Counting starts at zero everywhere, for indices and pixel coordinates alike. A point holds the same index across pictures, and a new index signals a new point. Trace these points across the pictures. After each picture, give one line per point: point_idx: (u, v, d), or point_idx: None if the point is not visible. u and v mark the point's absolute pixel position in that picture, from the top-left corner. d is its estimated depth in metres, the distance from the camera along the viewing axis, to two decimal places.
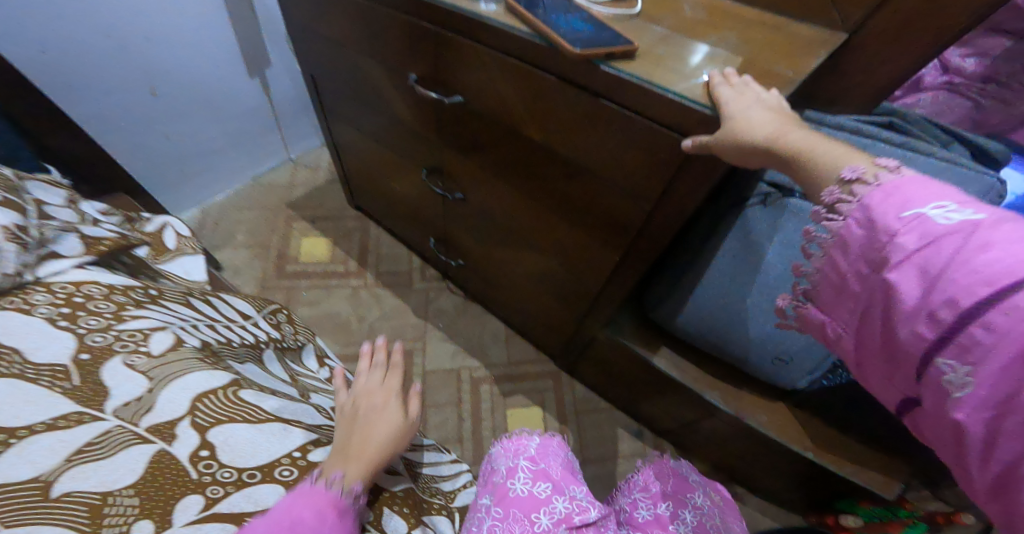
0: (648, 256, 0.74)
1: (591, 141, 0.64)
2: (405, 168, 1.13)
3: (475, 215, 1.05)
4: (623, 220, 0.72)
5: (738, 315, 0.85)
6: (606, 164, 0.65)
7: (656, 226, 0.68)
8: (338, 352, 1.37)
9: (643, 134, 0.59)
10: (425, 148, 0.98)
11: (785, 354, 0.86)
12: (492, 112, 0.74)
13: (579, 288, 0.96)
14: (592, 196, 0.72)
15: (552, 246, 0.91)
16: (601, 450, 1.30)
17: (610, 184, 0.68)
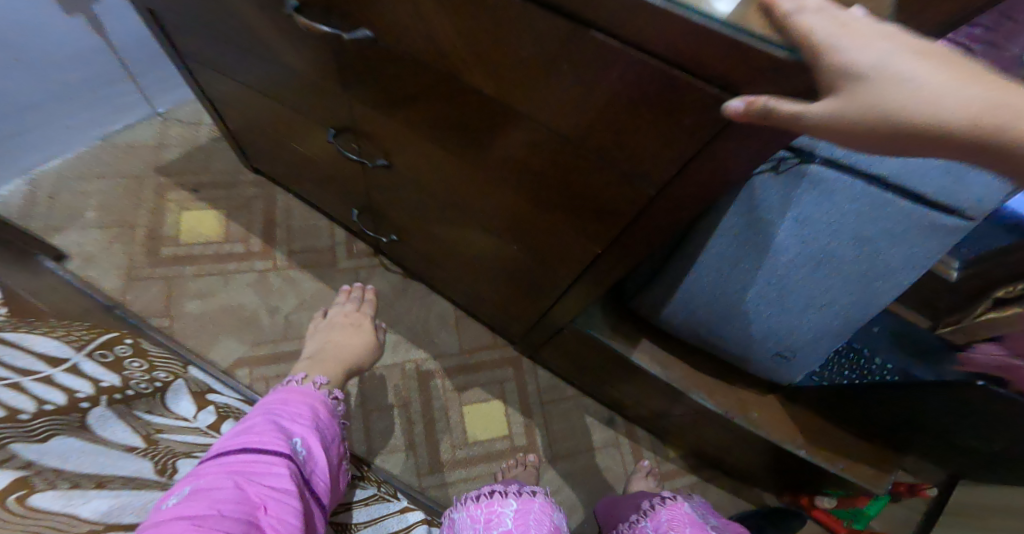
0: (645, 247, 0.56)
1: (574, 94, 0.43)
2: (306, 126, 0.86)
3: (406, 189, 0.82)
4: (613, 202, 0.52)
5: (737, 306, 0.70)
6: (594, 126, 0.44)
7: (659, 210, 0.49)
8: (243, 353, 1.13)
9: (656, 84, 0.38)
10: (328, 101, 0.72)
11: (787, 349, 0.72)
12: (418, 53, 0.50)
13: (546, 277, 0.76)
14: (570, 167, 0.51)
15: (510, 226, 0.70)
16: (570, 443, 1.15)
17: (597, 155, 0.47)
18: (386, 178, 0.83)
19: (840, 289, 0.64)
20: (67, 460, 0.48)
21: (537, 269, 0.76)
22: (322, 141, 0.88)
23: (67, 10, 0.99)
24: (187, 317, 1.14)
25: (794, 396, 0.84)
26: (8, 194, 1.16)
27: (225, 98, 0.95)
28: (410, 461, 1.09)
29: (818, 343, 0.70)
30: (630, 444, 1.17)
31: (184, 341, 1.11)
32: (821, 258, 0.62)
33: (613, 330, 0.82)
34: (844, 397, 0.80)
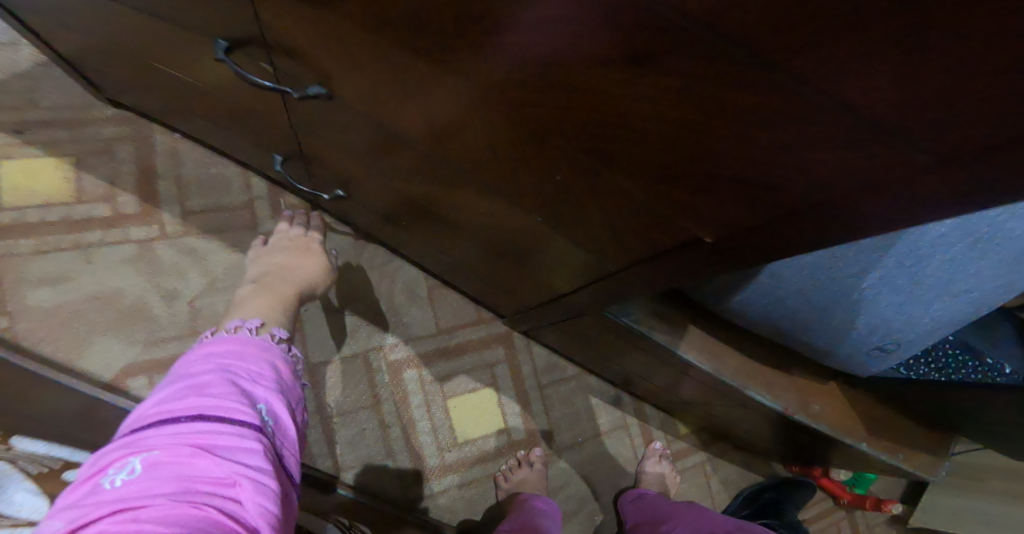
0: (791, 247, 0.33)
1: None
2: (170, 31, 0.53)
3: (351, 132, 0.54)
4: (768, 169, 0.27)
5: (838, 291, 0.50)
6: (826, 29, 0.18)
7: (880, 196, 0.25)
8: (129, 355, 0.83)
9: None
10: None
11: (892, 342, 0.54)
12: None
13: (574, 258, 0.53)
14: (698, 108, 0.25)
15: (529, 190, 0.44)
16: (575, 431, 0.94)
17: (796, 88, 0.21)
18: (320, 114, 0.54)
19: (990, 279, 0.45)
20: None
21: (562, 248, 0.52)
22: (202, 55, 0.56)
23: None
24: (36, 314, 0.81)
25: (855, 383, 0.70)
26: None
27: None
28: (389, 473, 0.85)
29: (930, 340, 0.53)
30: (640, 424, 0.98)
31: (37, 348, 0.79)
32: (982, 236, 0.42)
33: (654, 316, 0.62)
34: (924, 387, 0.65)
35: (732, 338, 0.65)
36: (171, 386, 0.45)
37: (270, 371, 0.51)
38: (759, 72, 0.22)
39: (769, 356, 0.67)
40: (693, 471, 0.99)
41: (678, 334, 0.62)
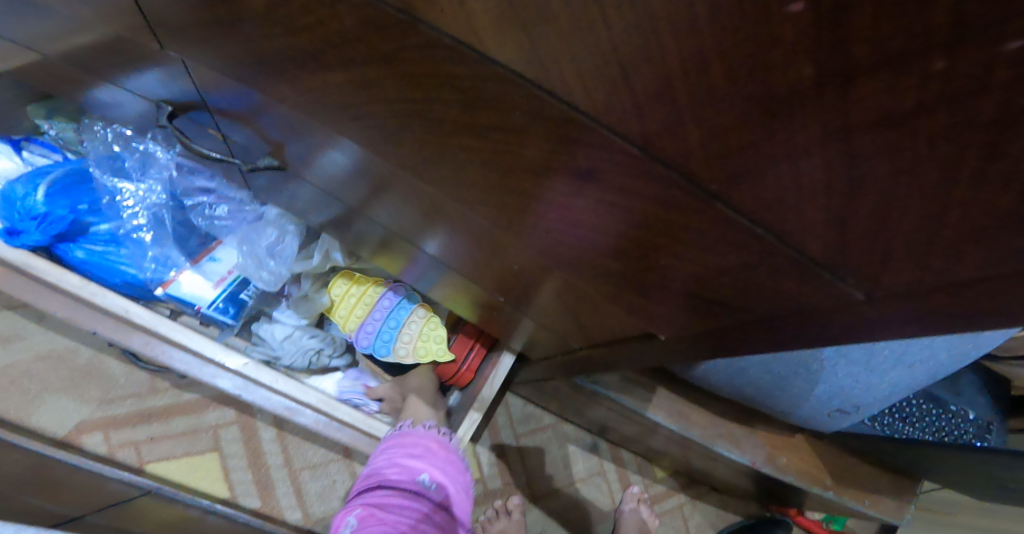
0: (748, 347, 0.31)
1: (733, 81, 0.16)
2: (119, 93, 0.52)
3: (312, 197, 0.54)
4: (724, 286, 0.26)
5: (798, 363, 0.49)
6: (758, 162, 0.18)
7: (827, 319, 0.24)
8: (85, 416, 0.80)
9: None
10: (147, 58, 0.40)
11: (850, 406, 0.54)
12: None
13: (538, 323, 0.52)
14: (638, 220, 0.25)
15: (488, 260, 0.43)
16: (551, 478, 0.92)
17: (728, 209, 0.21)
18: (274, 178, 0.52)
19: (942, 347, 0.46)
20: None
21: (525, 314, 0.51)
22: (152, 116, 0.54)
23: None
24: None
25: (827, 437, 0.69)
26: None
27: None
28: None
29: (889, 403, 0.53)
30: (619, 470, 0.95)
31: None
32: None
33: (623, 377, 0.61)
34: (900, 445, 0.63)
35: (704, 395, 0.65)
36: (383, 450, 0.62)
37: (422, 453, 0.62)
38: (694, 192, 0.21)
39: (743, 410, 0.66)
40: (672, 515, 0.97)
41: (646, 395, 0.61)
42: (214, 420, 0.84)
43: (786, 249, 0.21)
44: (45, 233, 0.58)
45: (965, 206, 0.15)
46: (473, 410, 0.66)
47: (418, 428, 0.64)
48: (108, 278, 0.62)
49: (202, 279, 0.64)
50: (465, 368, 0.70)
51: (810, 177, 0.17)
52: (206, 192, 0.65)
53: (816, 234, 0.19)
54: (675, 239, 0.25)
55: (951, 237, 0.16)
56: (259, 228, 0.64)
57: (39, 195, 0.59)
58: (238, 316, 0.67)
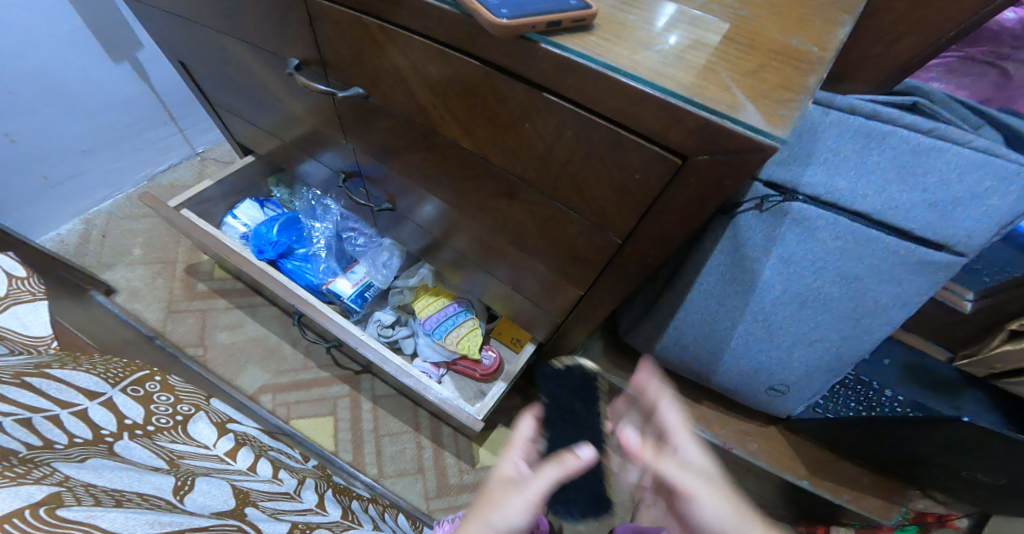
0: (604, 299, 0.60)
1: (524, 152, 0.45)
2: (318, 168, 0.93)
3: (410, 232, 0.88)
4: (581, 251, 0.53)
5: (723, 341, 0.71)
6: (549, 180, 0.46)
7: (616, 267, 0.51)
8: (268, 382, 1.21)
9: (592, 140, 0.39)
10: (338, 151, 0.81)
11: (780, 385, 0.74)
12: (398, 112, 0.56)
13: (538, 311, 0.81)
14: (537, 217, 0.53)
15: (499, 259, 0.74)
16: None
17: (553, 203, 0.49)
18: (390, 221, 0.89)
19: (829, 332, 0.64)
20: (100, 475, 0.51)
21: (531, 301, 0.80)
22: (333, 182, 0.95)
23: (112, 62, 1.21)
24: (219, 346, 1.23)
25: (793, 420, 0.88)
26: (65, 232, 1.37)
27: (256, 142, 1.08)
28: (418, 484, 1.14)
29: (801, 377, 0.71)
30: None
31: (215, 368, 1.21)
32: (808, 296, 0.63)
33: (611, 364, 0.89)
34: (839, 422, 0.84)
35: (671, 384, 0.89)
36: None
37: None
38: (541, 197, 0.49)
39: (699, 394, 0.90)
40: None
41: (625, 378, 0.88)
42: (336, 393, 1.22)
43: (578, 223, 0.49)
44: (274, 250, 1.01)
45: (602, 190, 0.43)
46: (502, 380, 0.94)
47: None
48: (300, 279, 1.03)
49: (347, 281, 1.01)
50: (489, 359, 1.03)
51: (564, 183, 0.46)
52: (354, 230, 1.04)
53: (581, 210, 0.46)
54: (548, 226, 0.53)
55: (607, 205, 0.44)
56: (379, 250, 1.03)
57: (274, 230, 1.02)
58: (362, 306, 1.01)
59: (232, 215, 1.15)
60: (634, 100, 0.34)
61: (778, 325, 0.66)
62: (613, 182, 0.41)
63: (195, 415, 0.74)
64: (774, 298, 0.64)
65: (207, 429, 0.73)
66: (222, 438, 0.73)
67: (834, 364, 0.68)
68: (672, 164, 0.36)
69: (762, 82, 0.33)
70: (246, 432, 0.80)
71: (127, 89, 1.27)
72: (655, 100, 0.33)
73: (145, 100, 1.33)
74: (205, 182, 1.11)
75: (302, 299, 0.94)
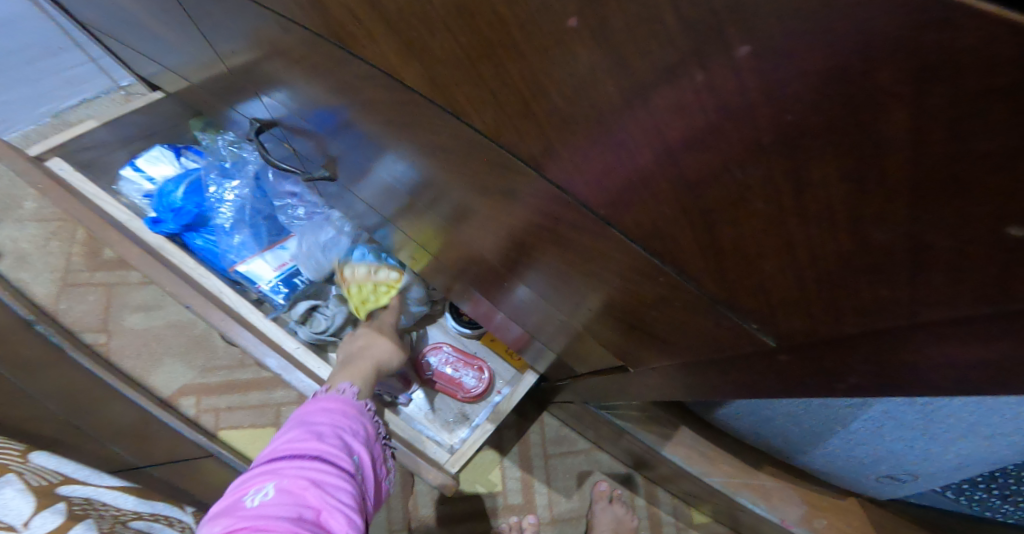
0: (675, 381, 0.34)
1: (573, 114, 0.17)
2: (240, 114, 0.66)
3: (364, 209, 0.60)
4: (663, 320, 0.26)
5: (835, 419, 0.45)
6: (632, 193, 0.19)
7: (740, 368, 0.24)
8: (190, 381, 0.95)
9: (849, 115, 0.11)
10: (251, 83, 0.51)
11: (905, 475, 0.49)
12: (297, 3, 0.26)
13: (549, 345, 0.56)
14: (571, 248, 0.27)
15: (495, 275, 0.47)
16: (575, 503, 0.98)
17: (622, 239, 0.22)
18: (336, 193, 0.62)
19: None
20: None
21: (543, 335, 0.54)
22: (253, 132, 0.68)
23: None
24: (128, 334, 0.97)
25: (885, 502, 0.64)
26: None
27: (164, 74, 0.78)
28: (379, 515, 0.92)
29: (946, 476, 0.46)
30: (649, 507, 1.00)
31: (123, 363, 0.94)
32: None
33: (642, 411, 0.66)
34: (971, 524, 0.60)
35: (719, 437, 0.66)
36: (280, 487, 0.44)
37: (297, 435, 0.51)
38: (592, 219, 0.22)
39: (757, 454, 0.66)
40: None
41: (657, 432, 0.66)
42: (280, 398, 0.96)
43: (682, 285, 0.21)
44: (177, 221, 0.73)
45: (808, 239, 0.15)
46: (487, 420, 0.69)
47: (286, 445, 0.49)
48: (215, 263, 0.76)
49: (267, 264, 0.76)
50: (466, 382, 0.79)
51: (672, 204, 0.18)
52: (292, 196, 0.77)
53: (699, 268, 0.20)
54: (606, 269, 0.26)
55: (799, 268, 0.16)
56: (322, 226, 0.75)
57: (180, 191, 0.74)
58: (287, 299, 0.76)
59: (134, 165, 0.84)
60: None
61: (951, 421, 0.39)
62: (854, 242, 0.14)
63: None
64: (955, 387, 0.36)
65: (20, 500, 0.45)
66: (44, 513, 0.46)
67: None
68: None
69: None
70: (85, 493, 0.51)
71: (2, 7, 0.85)
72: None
73: (35, 20, 0.90)
74: (87, 122, 0.78)
75: (204, 301, 0.68)
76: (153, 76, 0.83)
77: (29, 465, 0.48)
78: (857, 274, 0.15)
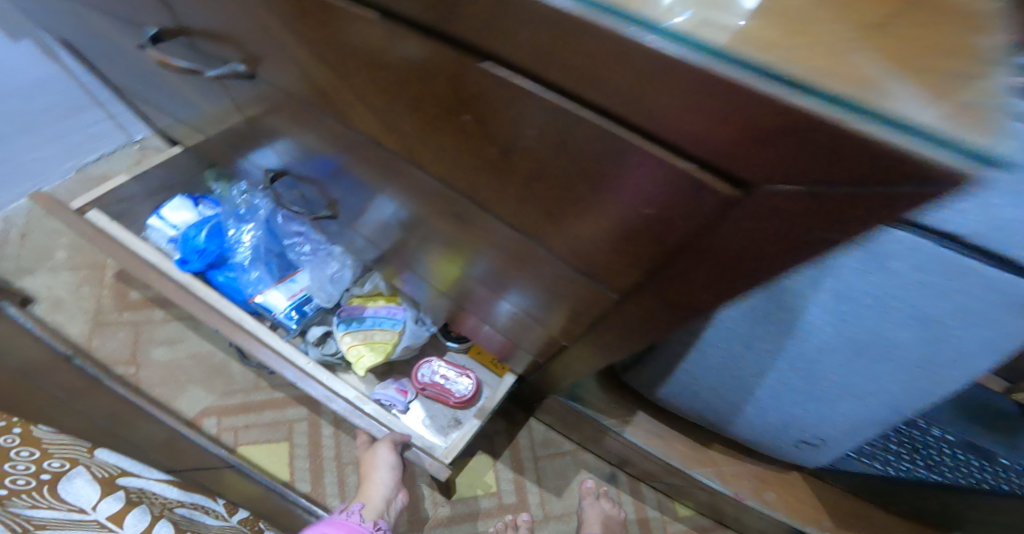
0: (596, 349, 0.45)
1: (467, 159, 0.29)
2: (252, 166, 0.78)
3: (360, 242, 0.72)
4: (566, 295, 0.38)
5: (744, 387, 0.56)
6: (509, 205, 0.30)
7: (614, 323, 0.36)
8: (213, 403, 1.05)
9: (573, 157, 0.23)
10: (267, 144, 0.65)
11: (813, 437, 0.59)
12: (305, 93, 0.38)
13: (518, 343, 0.68)
14: (497, 247, 0.38)
15: (466, 284, 0.59)
16: (567, 502, 1.06)
17: (518, 235, 0.34)
18: (334, 228, 0.74)
19: (890, 382, 0.48)
20: None
21: (512, 335, 0.65)
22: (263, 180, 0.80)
23: (10, 41, 0.93)
24: (153, 364, 1.07)
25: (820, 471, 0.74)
26: None
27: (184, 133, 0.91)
28: None
29: (841, 432, 0.56)
30: (637, 503, 1.08)
31: (149, 390, 1.04)
32: (867, 343, 0.46)
33: (603, 400, 0.77)
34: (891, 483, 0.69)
35: (674, 421, 0.77)
36: None
37: None
38: (499, 223, 0.34)
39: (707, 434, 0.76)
40: None
41: (616, 418, 0.76)
42: (291, 416, 1.06)
43: (559, 263, 0.33)
44: (202, 260, 0.85)
45: (589, 223, 0.27)
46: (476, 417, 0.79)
47: None
48: (235, 295, 0.87)
49: (282, 294, 0.87)
50: (457, 389, 0.89)
51: (528, 209, 0.29)
52: (298, 236, 0.90)
53: (558, 249, 0.31)
54: (521, 260, 0.38)
55: (595, 242, 0.28)
56: (326, 260, 0.88)
57: (202, 235, 0.87)
58: (300, 322, 0.86)
59: (160, 215, 0.97)
60: (650, 73, 0.17)
61: (822, 373, 0.50)
62: (606, 222, 0.26)
63: (74, 470, 0.54)
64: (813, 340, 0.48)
65: (89, 488, 0.55)
66: (108, 499, 0.56)
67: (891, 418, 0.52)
68: (714, 196, 0.20)
69: (899, 40, 0.17)
70: (140, 484, 0.62)
71: (28, 73, 0.99)
72: (696, 73, 0.16)
73: (62, 82, 1.06)
74: (121, 178, 0.92)
75: (232, 326, 0.79)
76: (174, 133, 0.97)
77: (95, 460, 0.58)
78: (617, 241, 0.27)
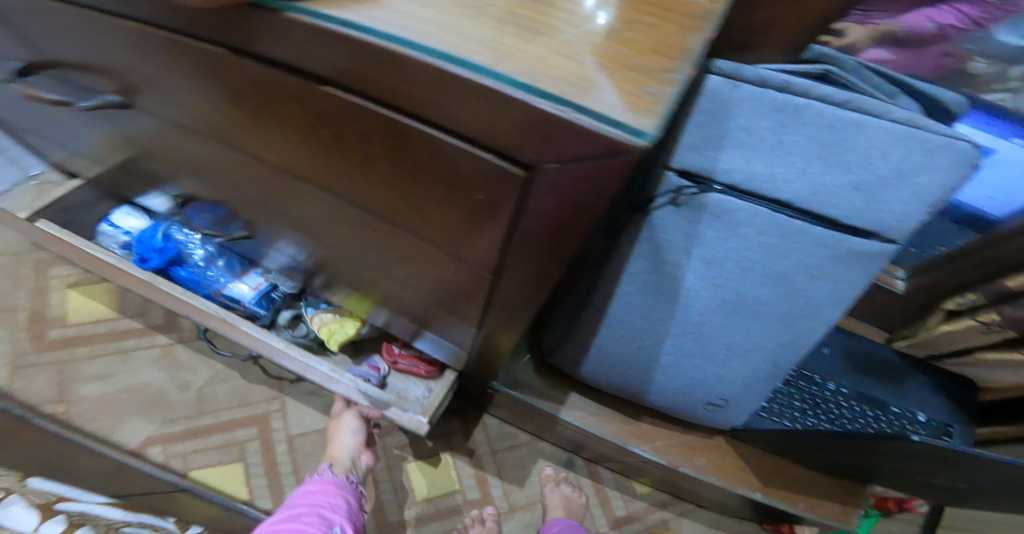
0: (504, 333, 0.50)
1: (341, 168, 0.33)
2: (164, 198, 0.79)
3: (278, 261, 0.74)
4: (458, 286, 0.42)
5: (650, 357, 0.61)
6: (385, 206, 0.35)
7: (502, 304, 0.41)
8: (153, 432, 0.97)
9: (416, 157, 0.28)
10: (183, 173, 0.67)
11: (719, 400, 0.64)
12: (192, 120, 0.41)
13: None
14: (390, 248, 0.43)
15: None
16: (527, 491, 1.10)
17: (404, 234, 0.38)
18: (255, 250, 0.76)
19: (765, 338, 0.54)
20: None
21: None
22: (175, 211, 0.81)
23: None
24: (84, 402, 0.98)
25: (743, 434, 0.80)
26: None
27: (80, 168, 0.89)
28: None
29: (741, 391, 0.62)
30: (594, 485, 1.13)
31: (82, 424, 0.95)
32: (739, 303, 0.52)
33: (538, 387, 0.81)
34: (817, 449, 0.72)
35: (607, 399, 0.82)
36: None
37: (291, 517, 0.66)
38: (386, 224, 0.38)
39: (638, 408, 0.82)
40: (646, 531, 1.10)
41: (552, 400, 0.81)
42: (241, 437, 1.00)
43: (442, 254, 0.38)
44: (159, 255, 0.82)
45: (446, 211, 0.32)
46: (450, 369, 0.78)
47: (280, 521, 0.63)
48: (198, 288, 0.83)
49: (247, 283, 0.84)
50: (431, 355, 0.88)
51: (400, 207, 0.34)
52: None
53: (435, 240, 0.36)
54: (415, 258, 0.42)
55: (457, 229, 0.33)
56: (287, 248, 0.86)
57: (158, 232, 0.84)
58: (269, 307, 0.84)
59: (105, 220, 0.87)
60: (440, 86, 0.23)
61: (711, 336, 0.56)
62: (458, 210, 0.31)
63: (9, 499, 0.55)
64: (696, 307, 0.54)
65: (27, 514, 0.56)
66: (48, 523, 0.57)
67: (776, 372, 0.58)
68: (516, 178, 0.26)
69: (622, 58, 0.23)
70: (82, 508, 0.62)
71: None
72: (467, 84, 0.22)
73: None
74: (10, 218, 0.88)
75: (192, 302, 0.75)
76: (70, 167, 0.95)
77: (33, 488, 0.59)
78: (470, 225, 0.32)
